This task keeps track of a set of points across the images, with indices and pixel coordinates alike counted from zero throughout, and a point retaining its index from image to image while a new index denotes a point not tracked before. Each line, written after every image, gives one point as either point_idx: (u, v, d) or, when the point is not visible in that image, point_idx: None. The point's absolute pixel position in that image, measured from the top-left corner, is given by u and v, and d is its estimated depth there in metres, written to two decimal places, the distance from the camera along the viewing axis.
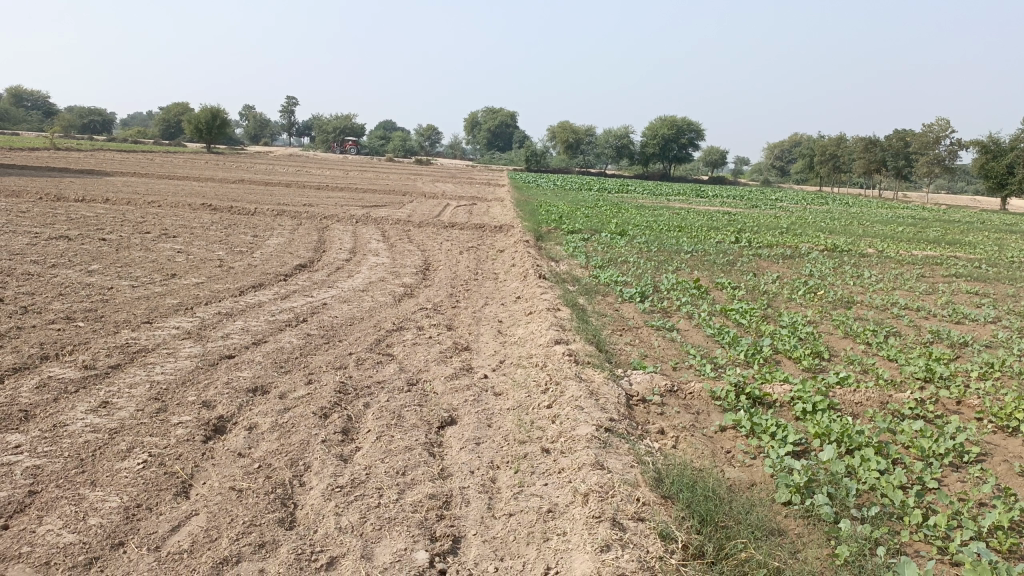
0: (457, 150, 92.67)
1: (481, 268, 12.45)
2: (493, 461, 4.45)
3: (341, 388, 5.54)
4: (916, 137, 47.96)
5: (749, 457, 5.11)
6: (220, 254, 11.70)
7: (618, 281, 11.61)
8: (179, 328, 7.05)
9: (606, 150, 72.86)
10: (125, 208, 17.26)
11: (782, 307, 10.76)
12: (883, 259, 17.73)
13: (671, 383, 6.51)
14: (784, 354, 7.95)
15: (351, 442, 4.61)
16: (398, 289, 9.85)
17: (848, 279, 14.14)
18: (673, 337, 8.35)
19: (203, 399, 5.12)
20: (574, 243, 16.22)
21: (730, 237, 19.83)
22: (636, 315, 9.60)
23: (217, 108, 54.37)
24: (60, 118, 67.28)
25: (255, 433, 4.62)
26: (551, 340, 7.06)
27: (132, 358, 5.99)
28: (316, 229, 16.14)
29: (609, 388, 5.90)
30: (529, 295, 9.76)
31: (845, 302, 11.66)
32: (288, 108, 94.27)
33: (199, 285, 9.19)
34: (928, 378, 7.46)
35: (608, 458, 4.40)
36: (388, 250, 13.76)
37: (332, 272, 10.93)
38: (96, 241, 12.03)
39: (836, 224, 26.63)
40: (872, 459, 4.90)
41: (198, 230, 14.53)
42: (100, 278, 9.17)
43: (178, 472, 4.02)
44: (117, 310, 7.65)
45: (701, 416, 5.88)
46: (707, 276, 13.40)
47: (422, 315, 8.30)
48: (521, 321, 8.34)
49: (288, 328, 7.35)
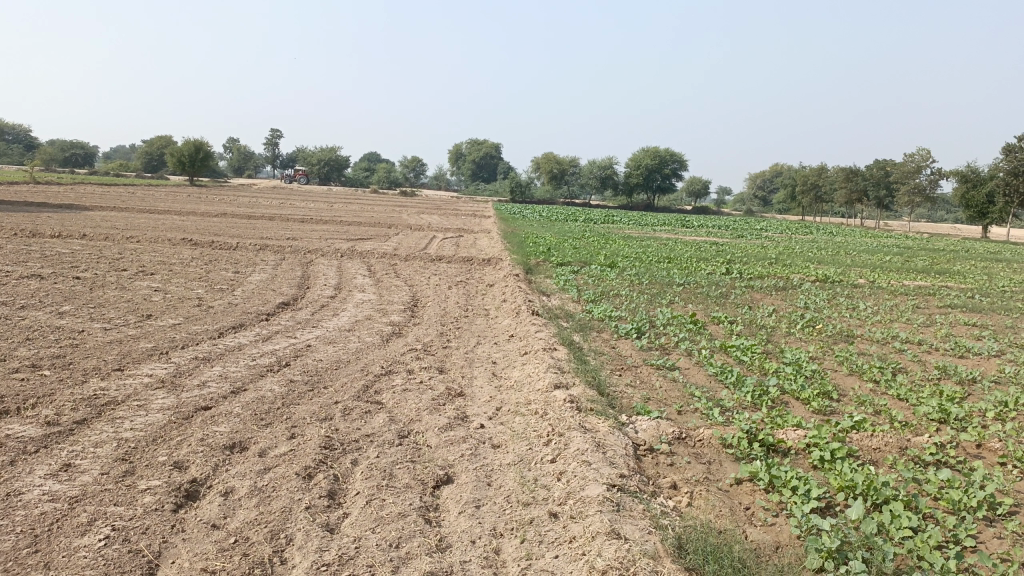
0: (441, 182, 92.71)
1: (470, 304, 12.06)
2: (496, 528, 4.03)
3: (326, 443, 5.11)
4: (897, 166, 48.36)
5: (770, 515, 4.70)
6: (200, 293, 11.25)
7: (613, 317, 11.26)
8: (153, 375, 6.59)
9: (591, 181, 73.03)
10: (103, 244, 16.82)
11: (782, 343, 10.43)
12: (876, 290, 17.53)
13: (678, 429, 6.12)
14: (792, 395, 7.58)
15: (338, 508, 4.17)
16: (385, 328, 9.44)
17: (844, 311, 13.86)
18: (675, 377, 7.97)
19: (174, 460, 4.67)
20: (565, 277, 15.92)
21: (720, 269, 19.59)
22: (634, 353, 9.23)
23: (201, 141, 53.98)
24: (41, 151, 66.81)
25: (231, 500, 4.18)
26: (549, 385, 6.66)
27: (100, 412, 5.53)
28: (299, 264, 15.70)
29: (615, 439, 5.50)
30: (523, 333, 9.39)
31: (845, 336, 11.35)
32: (271, 140, 94.05)
33: (176, 327, 8.72)
34: (943, 419, 7.12)
35: (622, 523, 4.00)
36: (375, 286, 13.36)
37: (316, 311, 10.50)
38: (69, 280, 11.55)
39: (823, 254, 26.52)
40: (904, 516, 4.52)
41: (177, 266, 14.09)
42: (71, 321, 8.70)
43: (143, 550, 3.56)
44: (87, 355, 7.18)
45: (713, 467, 5.49)
46: (702, 310, 13.08)
47: (412, 357, 7.89)
48: (516, 363, 7.93)
49: (270, 374, 6.90)
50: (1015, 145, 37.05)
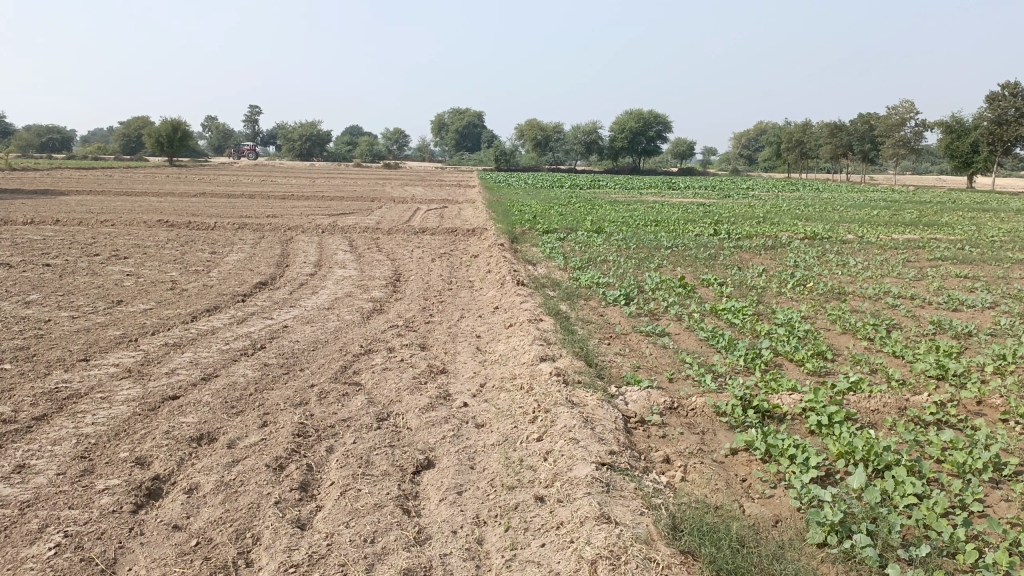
0: (424, 153, 91.58)
1: (454, 276, 11.75)
2: (478, 515, 3.79)
3: (300, 430, 4.84)
4: (882, 119, 47.96)
5: (768, 487, 4.48)
6: (174, 276, 10.89)
7: (600, 283, 10.98)
8: (119, 365, 6.29)
9: (576, 147, 72.36)
10: (75, 229, 16.39)
11: (773, 303, 10.20)
12: (865, 245, 17.32)
13: (669, 398, 5.89)
14: (786, 357, 7.35)
15: (310, 501, 3.92)
16: (366, 305, 9.13)
17: (835, 268, 13.62)
18: (666, 344, 7.72)
19: (137, 456, 4.40)
20: (550, 244, 15.62)
21: (708, 230, 19.32)
22: (622, 320, 8.97)
23: (178, 120, 52.95)
24: (17, 136, 65.64)
25: (195, 498, 3.92)
26: (535, 358, 6.40)
27: (61, 406, 5.24)
28: (279, 242, 15.32)
29: (604, 412, 5.25)
30: (508, 304, 9.12)
31: (837, 293, 11.12)
32: (250, 117, 92.54)
33: (147, 313, 8.39)
34: (941, 376, 6.92)
35: (613, 505, 3.76)
36: (356, 261, 13.01)
37: (295, 289, 10.18)
38: (38, 267, 11.16)
39: (810, 211, 26.23)
40: (908, 482, 4.31)
41: (152, 248, 13.71)
42: (37, 310, 8.34)
43: (96, 558, 3.30)
44: (51, 346, 6.85)
45: (707, 437, 5.26)
46: (691, 272, 12.83)
47: (392, 334, 7.60)
48: (501, 336, 7.66)
49: (243, 359, 6.61)
50: (999, 94, 36.74)
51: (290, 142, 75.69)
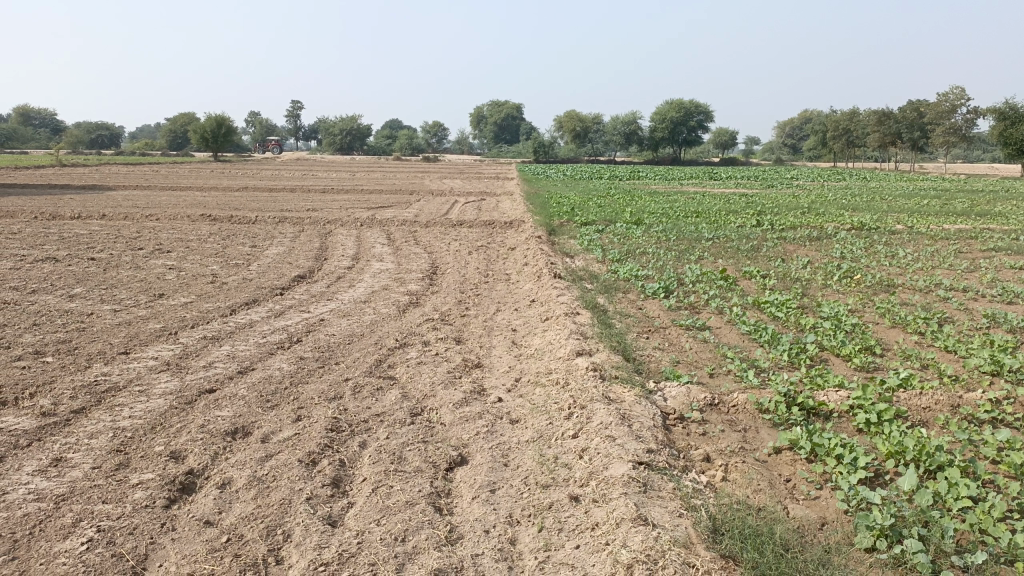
0: (464, 146, 91.69)
1: (491, 269, 11.67)
2: (511, 515, 3.69)
3: (334, 425, 4.81)
4: (932, 106, 46.51)
5: (813, 487, 4.32)
6: (215, 269, 11.02)
7: (639, 276, 10.79)
8: (157, 358, 6.34)
9: (615, 138, 71.74)
10: (121, 223, 16.72)
11: (819, 296, 9.92)
12: (914, 235, 16.80)
13: (709, 394, 5.73)
14: (832, 352, 7.12)
15: (342, 498, 3.87)
16: (402, 298, 9.10)
17: (883, 260, 13.21)
18: (706, 338, 7.53)
19: (171, 450, 4.41)
20: (589, 236, 15.47)
21: (751, 221, 18.93)
22: (662, 313, 8.80)
23: (222, 115, 53.81)
24: (69, 134, 67.44)
25: (227, 493, 3.90)
26: (571, 353, 6.28)
27: (100, 399, 5.29)
28: (318, 235, 15.42)
29: (642, 409, 5.11)
30: (545, 297, 9.01)
31: (885, 286, 10.78)
32: (292, 111, 93.57)
33: (187, 306, 8.47)
34: (996, 372, 6.62)
35: (650, 506, 3.64)
36: (393, 254, 13.01)
37: (332, 282, 10.21)
38: (84, 261, 11.38)
39: (857, 201, 25.58)
40: (962, 484, 4.10)
41: (194, 242, 13.89)
42: (80, 303, 8.48)
43: (127, 554, 3.29)
44: (93, 339, 6.94)
45: (749, 435, 5.09)
46: (733, 264, 12.56)
47: (428, 327, 7.55)
48: (537, 330, 7.56)
49: (279, 352, 6.61)
50: None
51: (331, 136, 76.40)
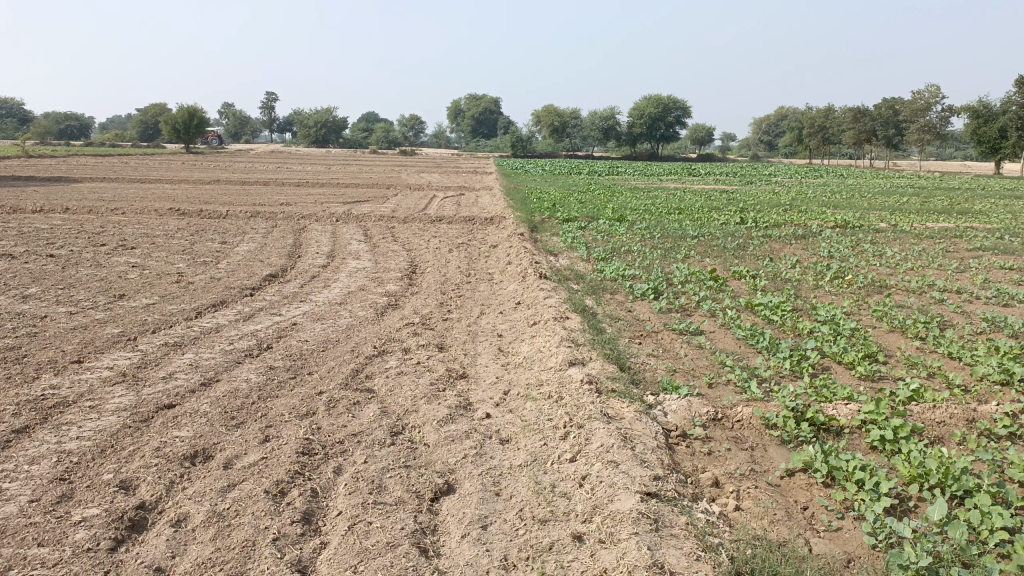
0: (441, 140, 90.88)
1: (473, 268, 11.22)
2: (506, 557, 3.28)
3: (305, 447, 4.35)
4: (906, 104, 46.63)
5: (835, 517, 3.94)
6: (181, 268, 10.45)
7: (626, 276, 10.39)
8: (113, 368, 5.82)
9: (593, 132, 71.41)
10: (85, 217, 16.02)
11: (812, 297, 9.58)
12: (899, 234, 16.60)
13: (712, 408, 5.32)
14: (834, 359, 6.77)
15: (314, 537, 3.42)
16: (380, 300, 8.61)
17: (871, 259, 12.94)
18: (701, 344, 7.13)
19: (122, 480, 3.92)
20: (572, 233, 15.08)
21: (734, 218, 18.65)
22: (652, 316, 8.40)
23: (194, 107, 52.67)
24: (36, 124, 65.89)
25: (183, 533, 3.43)
26: (563, 363, 5.86)
27: (46, 417, 4.78)
28: (292, 231, 14.85)
29: (644, 427, 4.70)
30: (531, 300, 8.58)
31: (878, 287, 10.48)
32: (266, 102, 92.06)
33: (148, 308, 7.92)
34: (1006, 381, 6.30)
35: (664, 549, 3.24)
36: (371, 252, 12.52)
37: (306, 282, 9.69)
38: (42, 259, 10.75)
39: (838, 198, 25.42)
40: (997, 514, 3.75)
41: (160, 238, 13.29)
42: (34, 305, 7.90)
43: None
44: (44, 346, 6.39)
45: (758, 455, 4.70)
46: (721, 264, 12.21)
47: (408, 333, 7.08)
48: (524, 336, 7.12)
49: (247, 361, 6.12)
50: None
51: (306, 128, 75.24)
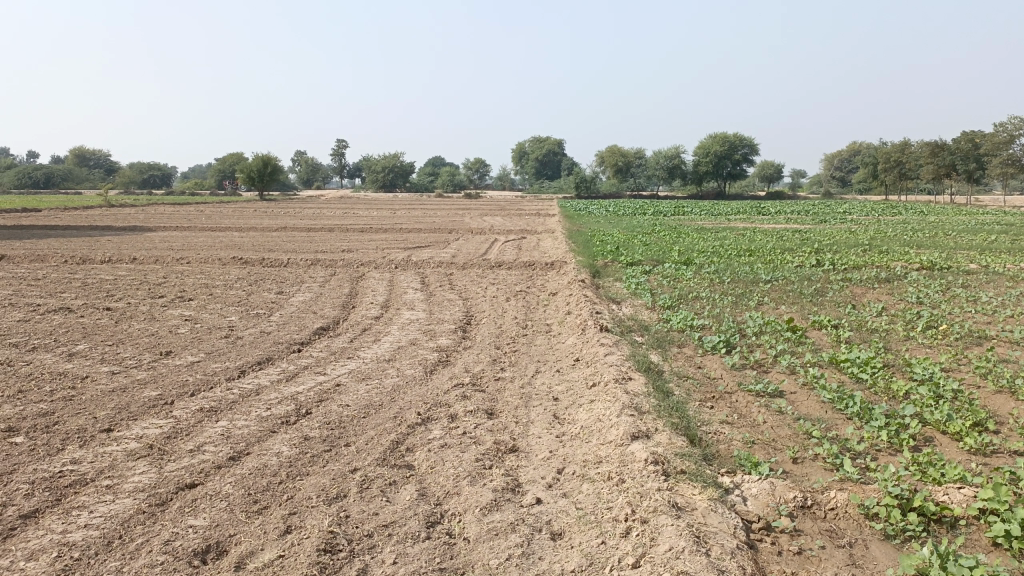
0: (505, 183, 91.40)
1: (530, 319, 10.67)
2: None
3: (329, 542, 3.83)
4: (987, 138, 44.45)
5: None
6: (232, 320, 10.23)
7: (694, 327, 9.67)
8: (141, 438, 5.45)
9: (658, 172, 70.68)
10: (149, 267, 16.18)
11: (903, 352, 8.67)
12: (993, 276, 15.33)
13: (800, 493, 4.59)
14: (937, 428, 5.91)
15: None
16: (430, 357, 8.12)
17: (965, 305, 11.85)
18: (782, 409, 6.37)
19: None
20: (636, 278, 14.44)
21: (810, 260, 17.65)
22: (725, 374, 7.66)
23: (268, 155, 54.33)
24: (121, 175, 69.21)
25: None
26: (626, 437, 5.21)
27: (59, 498, 4.41)
28: (349, 280, 14.65)
29: (720, 521, 4.02)
30: (591, 357, 7.96)
31: (977, 339, 9.47)
32: (337, 150, 94.61)
33: (192, 367, 7.63)
34: None
35: None
36: (426, 301, 12.12)
37: (357, 336, 9.30)
38: (99, 312, 10.70)
39: (921, 237, 23.98)
40: None
41: (219, 289, 13.23)
42: (78, 364, 7.69)
43: None
44: (76, 412, 6.08)
45: (857, 555, 3.97)
46: (797, 311, 11.35)
47: (456, 396, 6.54)
48: (583, 400, 6.49)
49: (282, 430, 5.67)
50: None
51: (372, 174, 76.73)
